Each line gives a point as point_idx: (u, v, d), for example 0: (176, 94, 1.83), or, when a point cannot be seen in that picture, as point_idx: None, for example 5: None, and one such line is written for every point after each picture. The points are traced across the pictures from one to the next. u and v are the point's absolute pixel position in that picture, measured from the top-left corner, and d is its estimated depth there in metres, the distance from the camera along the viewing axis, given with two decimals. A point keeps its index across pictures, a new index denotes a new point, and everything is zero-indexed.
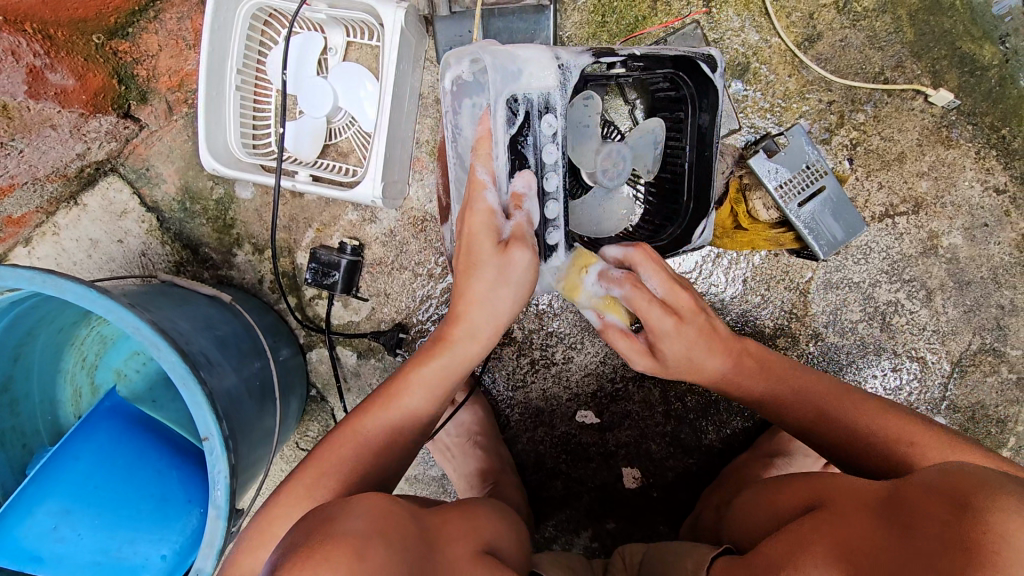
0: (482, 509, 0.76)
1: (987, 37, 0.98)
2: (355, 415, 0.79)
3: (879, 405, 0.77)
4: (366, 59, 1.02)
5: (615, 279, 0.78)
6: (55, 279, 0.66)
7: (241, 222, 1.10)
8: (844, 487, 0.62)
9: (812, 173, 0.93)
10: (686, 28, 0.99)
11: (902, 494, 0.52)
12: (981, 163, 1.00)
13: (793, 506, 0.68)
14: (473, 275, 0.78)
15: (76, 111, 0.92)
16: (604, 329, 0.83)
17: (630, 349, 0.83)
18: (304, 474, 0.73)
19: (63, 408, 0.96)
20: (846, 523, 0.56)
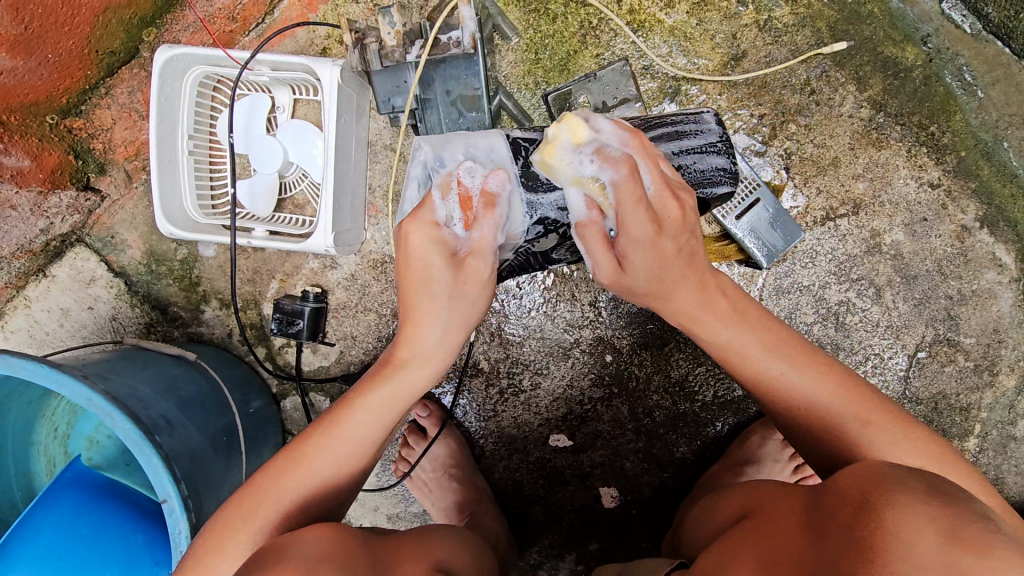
0: (443, 534, 0.79)
1: (908, 39, 1.02)
2: (301, 440, 0.76)
3: (822, 370, 0.75)
4: (312, 114, 1.06)
5: (612, 158, 0.64)
6: (8, 359, 0.68)
7: (206, 279, 1.13)
8: (774, 498, 0.64)
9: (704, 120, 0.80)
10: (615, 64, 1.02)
11: (823, 503, 0.54)
12: (913, 160, 1.03)
13: (730, 513, 0.71)
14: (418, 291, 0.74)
15: (34, 190, 0.96)
16: (581, 227, 0.69)
17: (602, 254, 0.70)
18: (241, 501, 0.72)
19: (39, 479, 0.98)
20: (773, 525, 0.59)
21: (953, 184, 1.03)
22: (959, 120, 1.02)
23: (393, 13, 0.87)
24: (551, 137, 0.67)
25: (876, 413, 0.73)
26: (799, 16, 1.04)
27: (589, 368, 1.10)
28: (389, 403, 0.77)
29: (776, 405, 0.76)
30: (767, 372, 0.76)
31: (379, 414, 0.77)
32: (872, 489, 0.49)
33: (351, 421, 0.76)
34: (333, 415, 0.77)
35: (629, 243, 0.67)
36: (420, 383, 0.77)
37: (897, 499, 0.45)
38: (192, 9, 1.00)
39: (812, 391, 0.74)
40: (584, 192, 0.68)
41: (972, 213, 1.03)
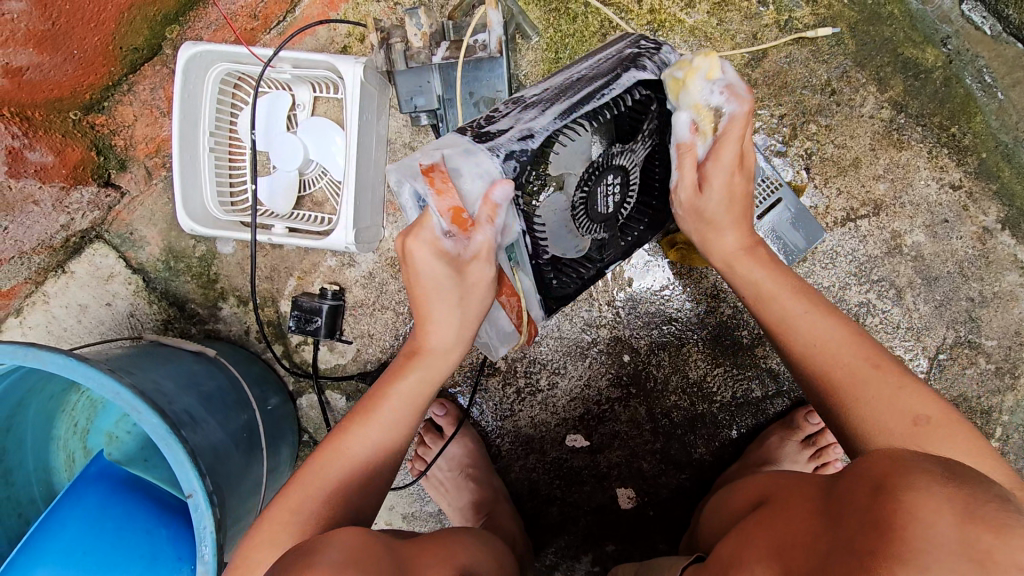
0: (463, 532, 0.80)
1: (929, 40, 1.02)
2: (337, 433, 0.81)
3: (831, 313, 0.76)
4: (333, 112, 1.06)
5: (739, 93, 0.70)
6: (35, 351, 0.68)
7: (224, 276, 1.13)
8: (791, 486, 0.63)
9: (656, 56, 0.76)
10: None
11: (838, 489, 0.52)
12: (934, 161, 1.03)
13: (748, 502, 0.70)
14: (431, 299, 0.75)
15: (57, 185, 0.96)
16: (680, 147, 0.73)
17: (689, 180, 0.75)
18: (287, 499, 0.77)
19: (58, 474, 0.98)
20: (791, 510, 0.58)
21: (973, 186, 1.02)
22: (980, 121, 1.02)
23: (420, 14, 0.87)
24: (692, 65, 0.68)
25: (882, 358, 0.71)
26: (820, 17, 1.03)
27: (607, 368, 1.09)
28: (412, 390, 0.82)
29: (783, 350, 0.77)
30: (798, 316, 0.75)
31: (405, 398, 0.82)
32: (892, 471, 0.47)
33: (383, 408, 0.81)
34: (364, 407, 0.81)
35: (729, 162, 0.74)
36: (438, 371, 0.82)
37: (910, 479, 0.44)
38: (215, 7, 1.01)
39: (828, 331, 0.74)
40: (689, 121, 0.71)
41: (994, 215, 1.02)
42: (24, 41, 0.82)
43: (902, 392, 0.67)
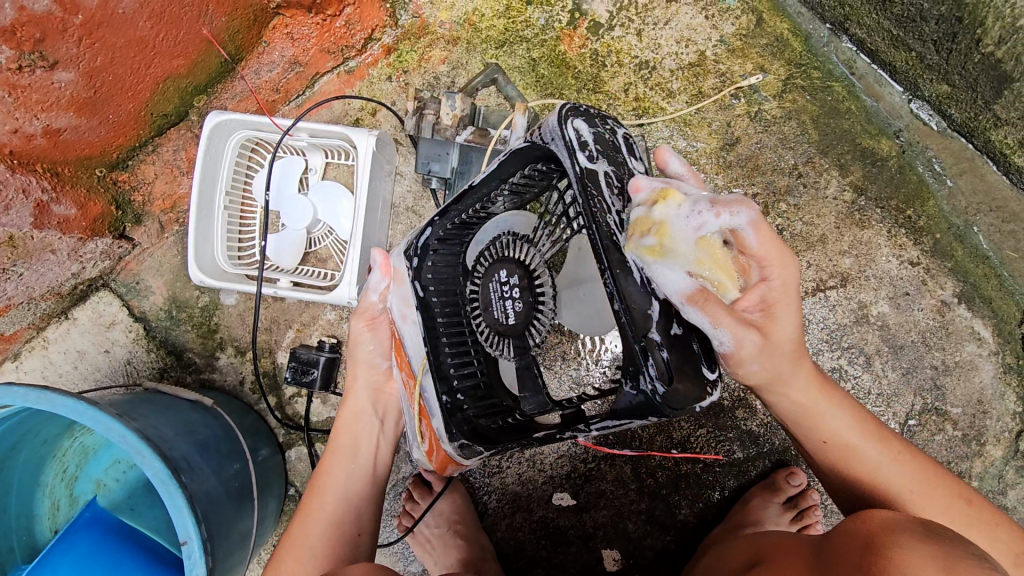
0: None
1: (883, 133, 1.14)
2: (293, 524, 0.92)
3: (879, 438, 0.80)
4: (342, 176, 1.15)
5: (733, 201, 0.60)
6: (47, 394, 0.70)
7: (224, 326, 1.17)
8: (783, 548, 0.66)
9: (537, 132, 0.70)
10: None
11: (829, 545, 0.57)
12: (894, 240, 1.12)
13: (739, 563, 0.72)
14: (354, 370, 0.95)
15: (75, 236, 1.01)
16: (691, 300, 0.59)
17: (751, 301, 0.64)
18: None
19: (40, 523, 0.96)
20: (784, 568, 0.61)
21: (930, 263, 1.12)
22: (933, 205, 1.13)
23: (456, 98, 1.01)
24: (653, 217, 0.60)
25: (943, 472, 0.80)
26: (786, 110, 1.16)
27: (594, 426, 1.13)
28: (347, 448, 0.95)
29: (829, 468, 0.82)
30: (819, 405, 0.78)
31: (340, 456, 0.94)
32: (877, 534, 0.52)
33: (331, 471, 0.94)
34: (321, 474, 0.94)
35: (780, 295, 0.64)
36: (364, 429, 0.95)
37: (899, 540, 0.49)
38: (241, 80, 1.10)
39: (841, 418, 0.79)
40: (693, 277, 0.60)
41: (950, 290, 1.11)
42: (67, 106, 0.89)
43: (938, 504, 0.78)
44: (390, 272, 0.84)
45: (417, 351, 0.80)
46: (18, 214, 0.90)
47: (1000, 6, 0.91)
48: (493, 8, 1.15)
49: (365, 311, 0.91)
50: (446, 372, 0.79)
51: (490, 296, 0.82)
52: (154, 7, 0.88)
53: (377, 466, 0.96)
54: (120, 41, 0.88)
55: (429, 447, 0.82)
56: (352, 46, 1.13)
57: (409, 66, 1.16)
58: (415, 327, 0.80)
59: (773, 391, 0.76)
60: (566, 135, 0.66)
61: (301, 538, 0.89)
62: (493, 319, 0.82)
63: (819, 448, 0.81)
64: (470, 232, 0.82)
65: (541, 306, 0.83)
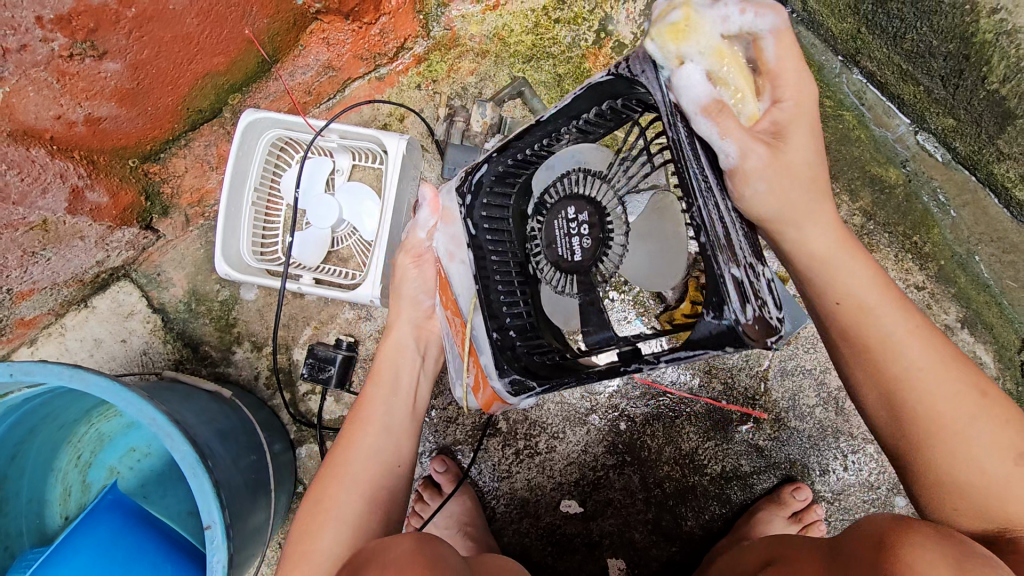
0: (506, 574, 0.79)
1: (891, 162, 1.19)
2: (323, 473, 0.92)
3: (969, 380, 0.70)
4: (368, 178, 1.18)
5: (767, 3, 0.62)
6: (82, 374, 0.71)
7: (243, 321, 1.18)
8: (794, 548, 0.68)
9: (623, 67, 0.64)
10: None
11: (841, 543, 0.59)
12: (900, 265, 1.16)
13: (753, 562, 0.74)
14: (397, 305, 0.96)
15: (105, 224, 1.02)
16: (707, 109, 0.59)
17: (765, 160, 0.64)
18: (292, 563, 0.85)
19: (51, 508, 0.96)
20: (797, 568, 0.62)
21: (935, 288, 1.15)
22: (937, 233, 1.17)
23: (486, 107, 1.11)
24: (680, 18, 0.59)
25: None
26: None
27: (604, 435, 1.14)
28: (388, 385, 0.96)
29: (911, 443, 0.71)
30: (874, 299, 0.70)
31: (379, 392, 0.96)
32: (889, 529, 0.55)
33: (372, 406, 0.95)
34: (362, 408, 0.95)
35: (793, 112, 0.66)
36: (404, 367, 0.97)
37: (910, 539, 0.51)
38: (277, 81, 1.13)
39: (898, 322, 0.70)
40: (708, 76, 0.61)
41: (953, 314, 1.15)
42: (110, 96, 0.92)
43: (952, 384, 0.69)
44: (438, 209, 0.85)
45: (466, 290, 0.80)
46: (54, 199, 0.92)
47: (1005, 46, 0.96)
48: (521, 24, 1.19)
49: (411, 248, 0.92)
50: (494, 299, 0.79)
51: (555, 235, 0.81)
52: (202, 4, 0.91)
53: (417, 403, 0.99)
54: (168, 36, 0.90)
55: (475, 380, 0.82)
56: (384, 53, 1.17)
57: (438, 76, 1.19)
58: (464, 266, 0.80)
59: (820, 267, 0.72)
60: (673, 107, 0.61)
61: (345, 470, 0.90)
62: (557, 257, 0.82)
63: (833, 310, 0.72)
64: (527, 172, 0.81)
65: (609, 239, 0.81)
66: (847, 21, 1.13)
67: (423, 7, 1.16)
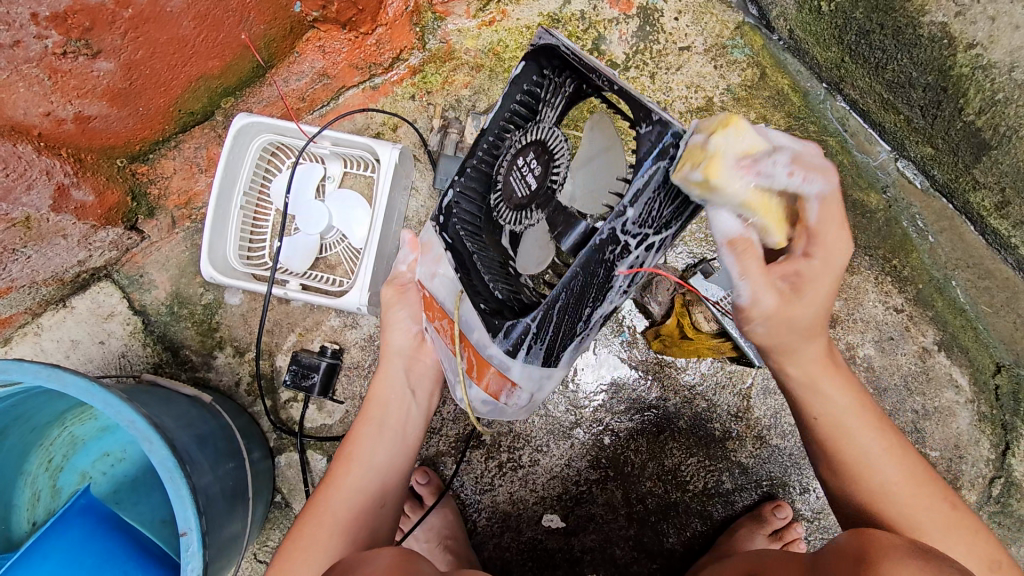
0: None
1: (872, 187, 1.22)
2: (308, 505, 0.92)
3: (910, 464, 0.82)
4: (359, 186, 1.18)
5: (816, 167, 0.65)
6: (60, 373, 0.70)
7: (226, 325, 1.17)
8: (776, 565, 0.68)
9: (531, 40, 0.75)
10: None
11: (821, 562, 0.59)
12: (880, 287, 1.19)
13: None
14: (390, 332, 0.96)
15: (89, 223, 1.01)
16: (734, 245, 0.66)
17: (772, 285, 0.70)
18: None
19: (17, 514, 0.92)
20: None
21: (914, 310, 1.18)
22: (916, 257, 1.20)
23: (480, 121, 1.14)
24: (708, 148, 0.60)
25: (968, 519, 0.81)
26: None
27: (588, 449, 1.14)
28: (373, 420, 0.95)
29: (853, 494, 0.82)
30: (855, 431, 0.81)
31: (365, 430, 0.95)
32: (868, 550, 0.55)
33: (359, 440, 0.95)
34: (350, 443, 0.95)
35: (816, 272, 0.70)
36: (392, 397, 0.96)
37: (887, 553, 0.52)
38: (270, 87, 1.14)
39: (896, 472, 0.81)
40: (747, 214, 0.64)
41: (931, 337, 1.17)
42: (101, 95, 0.91)
43: (935, 512, 0.80)
44: (418, 246, 0.91)
45: (450, 292, 0.80)
46: (38, 195, 0.91)
47: (981, 80, 1.00)
48: (517, 40, 1.20)
49: (397, 282, 0.95)
50: (474, 280, 0.78)
51: (510, 181, 0.78)
52: (199, 8, 0.91)
53: (407, 436, 0.97)
54: (163, 39, 0.91)
55: (468, 362, 0.78)
56: (379, 64, 1.18)
57: (432, 87, 1.20)
58: (447, 279, 0.81)
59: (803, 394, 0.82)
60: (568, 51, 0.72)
61: (326, 509, 0.90)
62: (513, 197, 0.78)
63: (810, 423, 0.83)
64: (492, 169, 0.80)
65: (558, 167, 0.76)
66: (832, 50, 1.17)
67: (420, 20, 1.18)
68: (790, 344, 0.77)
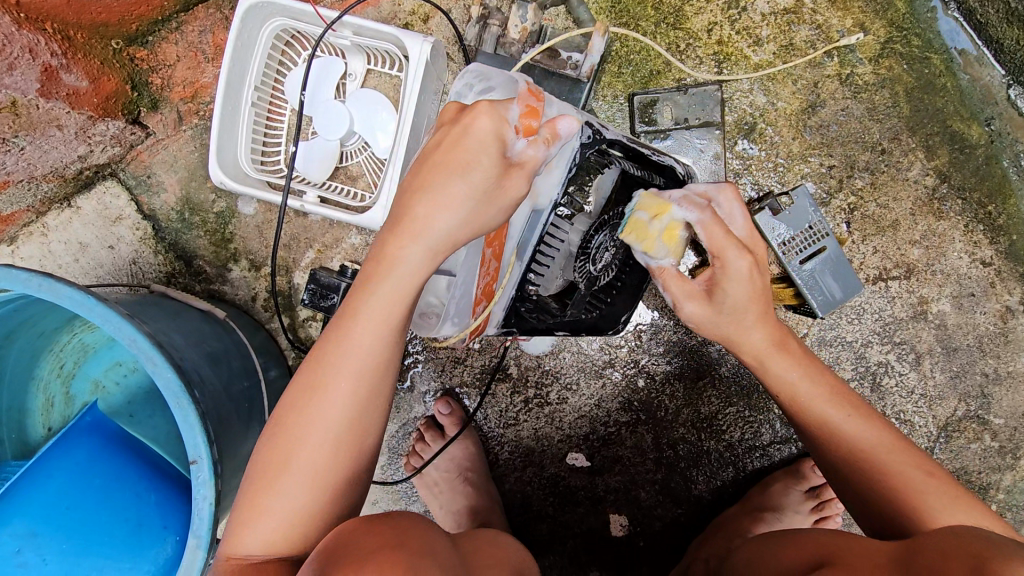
0: (505, 536, 0.72)
1: (974, 118, 1.04)
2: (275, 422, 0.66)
3: (880, 424, 0.76)
4: (383, 88, 1.04)
5: (698, 204, 0.75)
6: (51, 284, 0.63)
7: (240, 237, 1.08)
8: (854, 551, 0.62)
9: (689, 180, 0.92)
10: (709, 87, 1.04)
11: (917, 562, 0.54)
12: (969, 236, 1.04)
13: (792, 562, 0.65)
14: (449, 175, 0.64)
15: (85, 113, 0.90)
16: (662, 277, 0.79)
17: (684, 292, 0.79)
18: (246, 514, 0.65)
19: (32, 417, 0.91)
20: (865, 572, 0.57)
21: (1003, 265, 1.04)
22: (1014, 204, 1.04)
23: (527, 8, 0.96)
24: (646, 225, 0.76)
25: (930, 466, 0.72)
26: (880, 77, 1.05)
27: (620, 391, 1.07)
28: (328, 370, 0.66)
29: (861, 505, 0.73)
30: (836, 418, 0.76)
31: (316, 385, 0.66)
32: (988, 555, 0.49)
33: (351, 333, 0.66)
34: (333, 334, 0.67)
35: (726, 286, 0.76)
36: (369, 344, 0.66)
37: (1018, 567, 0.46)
38: None
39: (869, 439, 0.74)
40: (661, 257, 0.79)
41: (1018, 296, 1.04)
42: None
43: (899, 464, 0.72)
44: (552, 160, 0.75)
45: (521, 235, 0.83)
46: (22, 76, 0.80)
47: None
48: None
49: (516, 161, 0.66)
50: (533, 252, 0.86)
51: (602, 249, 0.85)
52: None
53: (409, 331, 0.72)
54: None
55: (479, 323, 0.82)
56: None
57: None
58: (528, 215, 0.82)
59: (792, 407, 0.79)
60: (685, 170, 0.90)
61: (300, 432, 0.65)
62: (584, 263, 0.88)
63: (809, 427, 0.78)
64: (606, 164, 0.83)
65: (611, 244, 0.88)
66: None
67: None
68: (730, 330, 0.79)
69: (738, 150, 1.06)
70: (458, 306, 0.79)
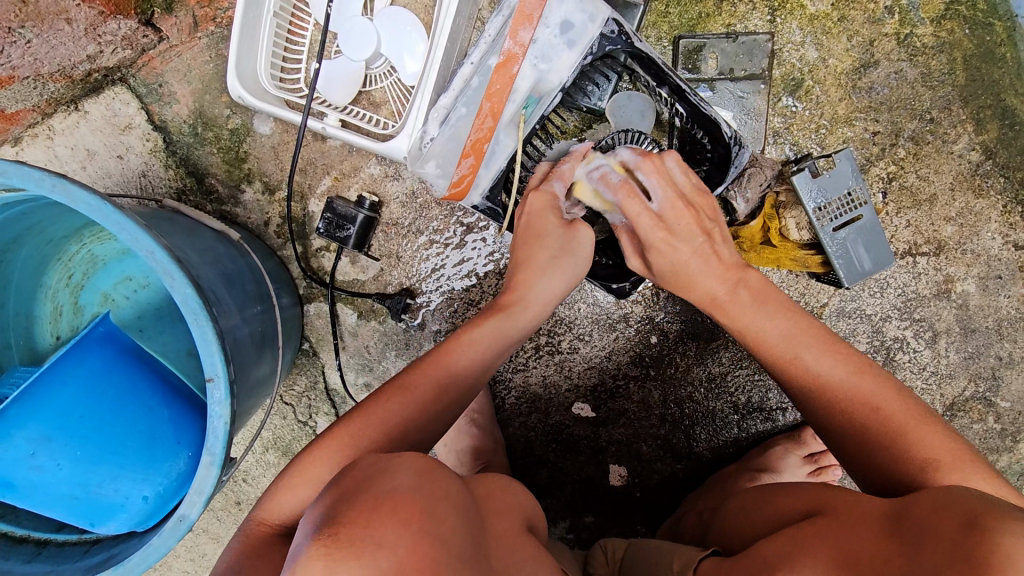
0: None
1: None
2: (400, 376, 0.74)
3: (841, 352, 0.74)
4: (414, 8, 0.97)
5: (611, 184, 0.80)
6: (65, 185, 0.60)
7: (255, 157, 1.04)
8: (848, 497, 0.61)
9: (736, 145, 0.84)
10: (760, 36, 0.99)
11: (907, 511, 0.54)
12: (1005, 217, 1.01)
13: (790, 508, 0.68)
14: (538, 244, 0.83)
15: (95, 8, 0.85)
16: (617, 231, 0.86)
17: (630, 249, 0.84)
18: (351, 422, 0.69)
19: (40, 325, 0.90)
20: (853, 521, 0.57)
21: None
22: None
23: None
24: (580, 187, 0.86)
25: (886, 397, 0.69)
26: (940, 40, 0.99)
27: (632, 345, 1.06)
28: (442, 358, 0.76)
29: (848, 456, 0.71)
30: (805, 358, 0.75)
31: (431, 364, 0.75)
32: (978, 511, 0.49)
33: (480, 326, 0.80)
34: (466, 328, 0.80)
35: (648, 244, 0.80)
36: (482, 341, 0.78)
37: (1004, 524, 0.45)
38: None
39: (832, 375, 0.73)
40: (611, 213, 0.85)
41: None
42: None
43: (861, 399, 0.70)
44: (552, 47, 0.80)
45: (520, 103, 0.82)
46: None
47: None
48: None
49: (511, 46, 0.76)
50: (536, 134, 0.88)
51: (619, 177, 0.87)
52: None
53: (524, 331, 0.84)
54: None
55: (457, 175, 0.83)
56: None
57: None
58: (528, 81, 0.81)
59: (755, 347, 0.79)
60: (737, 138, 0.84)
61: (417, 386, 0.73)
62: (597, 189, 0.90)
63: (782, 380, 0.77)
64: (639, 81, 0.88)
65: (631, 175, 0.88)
66: None
67: None
68: (680, 287, 0.83)
69: (781, 106, 1.01)
70: (447, 150, 0.84)
